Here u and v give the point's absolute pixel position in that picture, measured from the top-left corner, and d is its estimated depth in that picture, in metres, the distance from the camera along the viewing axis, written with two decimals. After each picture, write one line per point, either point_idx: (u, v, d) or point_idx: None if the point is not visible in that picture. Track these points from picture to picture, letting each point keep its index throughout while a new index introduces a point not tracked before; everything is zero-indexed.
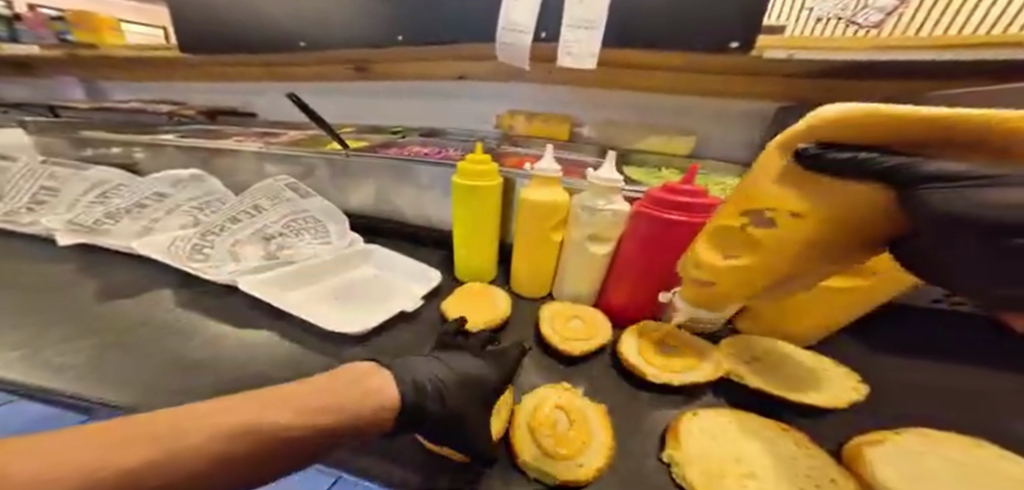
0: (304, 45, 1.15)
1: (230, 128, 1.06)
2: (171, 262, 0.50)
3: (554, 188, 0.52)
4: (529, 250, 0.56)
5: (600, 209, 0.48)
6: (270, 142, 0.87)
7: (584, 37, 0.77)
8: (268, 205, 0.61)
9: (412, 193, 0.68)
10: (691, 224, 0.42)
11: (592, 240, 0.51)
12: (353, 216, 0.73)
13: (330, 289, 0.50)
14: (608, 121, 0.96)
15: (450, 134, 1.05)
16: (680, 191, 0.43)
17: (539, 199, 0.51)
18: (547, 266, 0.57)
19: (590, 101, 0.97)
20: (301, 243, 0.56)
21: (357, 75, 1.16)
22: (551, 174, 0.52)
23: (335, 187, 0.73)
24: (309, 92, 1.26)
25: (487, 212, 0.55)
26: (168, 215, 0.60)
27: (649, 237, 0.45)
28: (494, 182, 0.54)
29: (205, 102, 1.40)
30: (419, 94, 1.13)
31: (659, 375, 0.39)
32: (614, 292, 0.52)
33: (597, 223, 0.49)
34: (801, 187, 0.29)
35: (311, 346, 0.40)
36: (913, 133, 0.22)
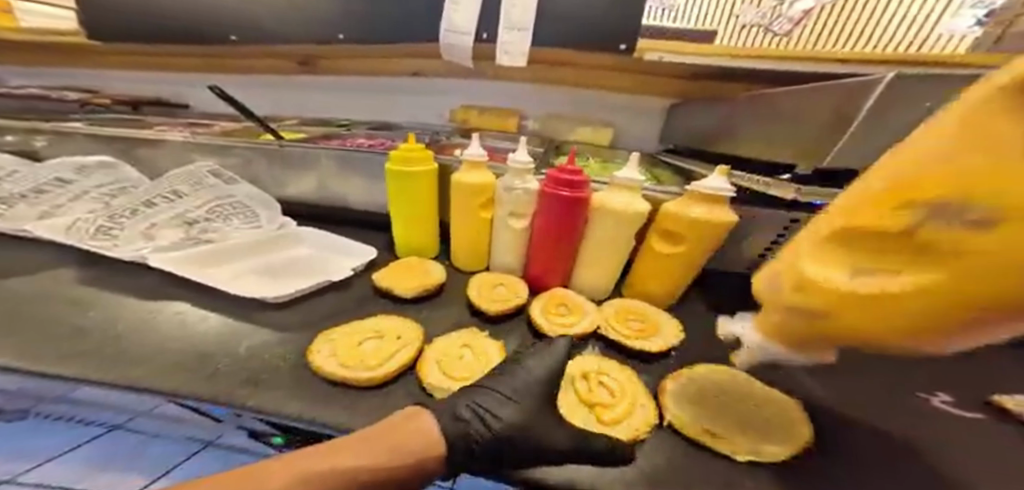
0: (236, 38, 1.09)
1: (154, 118, 1.01)
2: (73, 241, 0.49)
3: (480, 171, 0.56)
4: (462, 228, 0.60)
5: (515, 186, 0.53)
6: (198, 132, 0.84)
7: (516, 38, 0.82)
8: (189, 190, 0.60)
9: (347, 180, 0.69)
10: (580, 198, 0.49)
11: (512, 216, 0.56)
12: (289, 204, 0.73)
13: (255, 266, 0.51)
14: (549, 115, 1.02)
15: (397, 127, 1.07)
16: (568, 170, 0.50)
17: (463, 180, 0.55)
18: (479, 244, 0.61)
19: (529, 97, 1.03)
20: (228, 227, 0.57)
21: (303, 70, 1.14)
22: (477, 157, 0.56)
23: (269, 176, 0.73)
24: (249, 85, 1.21)
25: (419, 195, 0.58)
26: (73, 201, 0.58)
27: (549, 211, 0.52)
28: (427, 167, 0.57)
29: (128, 91, 1.30)
30: (364, 88, 1.14)
31: (552, 329, 0.46)
32: (531, 265, 0.58)
33: (514, 201, 0.54)
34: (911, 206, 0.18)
35: (225, 314, 0.41)
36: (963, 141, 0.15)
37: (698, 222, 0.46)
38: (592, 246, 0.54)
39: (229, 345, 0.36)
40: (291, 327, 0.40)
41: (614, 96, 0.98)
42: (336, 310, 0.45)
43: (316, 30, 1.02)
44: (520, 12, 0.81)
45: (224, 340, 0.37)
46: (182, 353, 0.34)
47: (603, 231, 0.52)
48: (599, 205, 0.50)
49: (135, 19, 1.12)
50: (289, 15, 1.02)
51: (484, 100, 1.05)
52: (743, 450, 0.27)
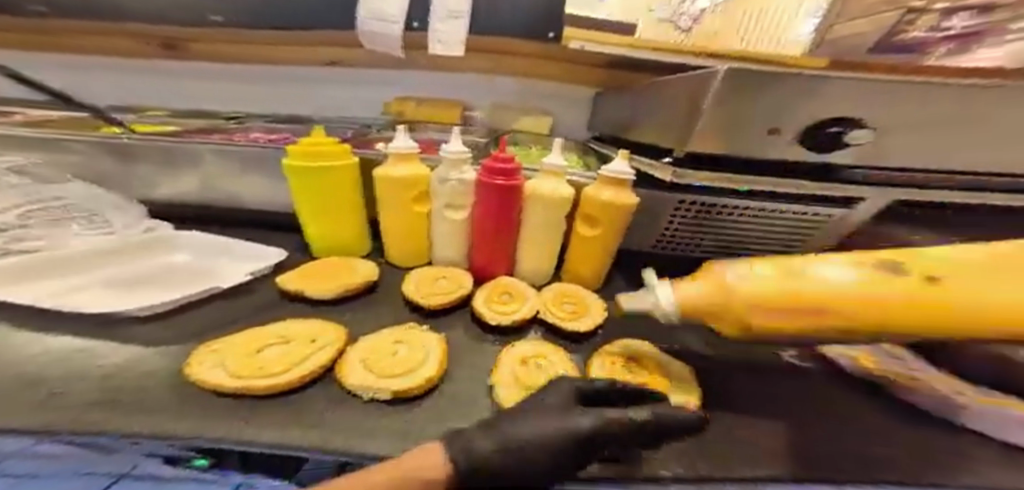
0: (90, 13, 0.89)
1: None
2: None
3: (411, 164, 0.54)
4: (394, 222, 0.58)
5: (452, 177, 0.52)
6: (46, 125, 0.69)
7: (454, 26, 0.83)
8: None
9: (254, 180, 0.62)
10: (512, 186, 0.51)
11: (449, 208, 0.56)
12: (176, 208, 0.65)
13: (104, 277, 0.45)
14: (488, 106, 1.02)
15: (320, 121, 0.97)
16: (502, 159, 0.51)
17: (392, 172, 0.53)
18: (415, 239, 0.59)
19: (462, 86, 1.01)
20: (55, 234, 0.49)
21: (197, 55, 0.99)
22: (409, 149, 0.54)
23: (149, 178, 0.63)
24: (125, 71, 1.01)
25: (331, 191, 0.54)
26: None
27: (485, 201, 0.52)
28: (345, 160, 0.54)
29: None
30: (272, 77, 1.02)
31: (494, 317, 0.47)
32: (472, 256, 0.59)
33: (450, 193, 0.54)
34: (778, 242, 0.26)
35: (87, 336, 0.35)
36: None
37: (607, 205, 0.50)
38: (529, 234, 0.56)
39: (95, 367, 0.31)
40: (177, 343, 0.36)
41: (545, 86, 1.01)
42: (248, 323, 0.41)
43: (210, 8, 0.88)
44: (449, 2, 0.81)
45: (89, 363, 0.31)
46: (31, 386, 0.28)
47: (538, 218, 0.54)
48: (531, 192, 0.53)
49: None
50: None
51: (416, 91, 1.01)
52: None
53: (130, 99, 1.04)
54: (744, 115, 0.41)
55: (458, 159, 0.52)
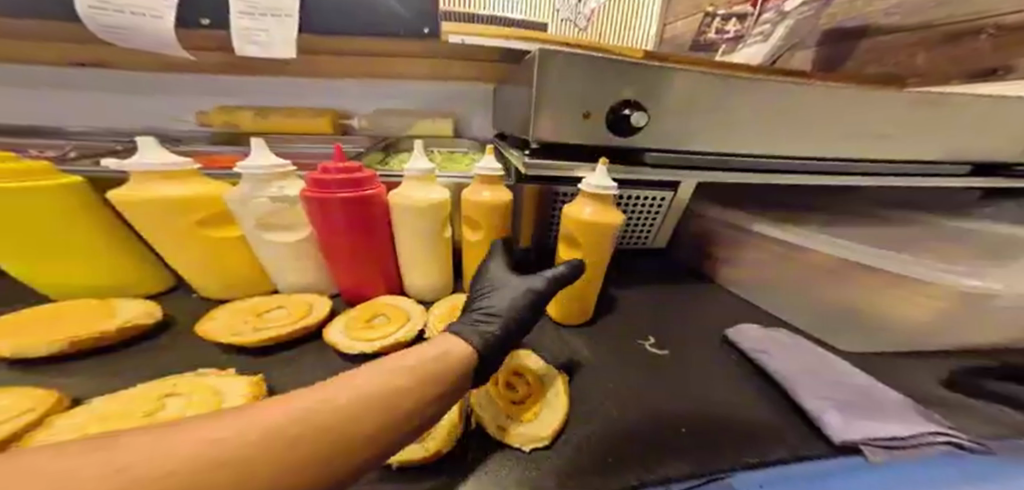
0: None
1: None
2: None
3: (181, 182, 0.43)
4: (189, 253, 0.48)
5: (257, 196, 0.44)
6: None
7: (273, 25, 0.64)
8: None
9: None
10: (362, 198, 0.47)
11: (264, 229, 0.48)
12: None
13: None
14: (376, 111, 0.94)
15: (163, 139, 0.80)
16: (342, 169, 0.46)
17: (149, 196, 0.41)
18: (233, 266, 0.51)
19: (343, 91, 0.92)
20: None
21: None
22: (183, 165, 0.43)
23: None
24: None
25: (66, 224, 0.41)
26: None
27: (330, 217, 0.47)
28: (67, 182, 0.40)
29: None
30: (76, 85, 0.79)
31: (350, 345, 0.43)
32: (339, 275, 0.54)
33: (263, 213, 0.46)
34: (488, 214, 0.53)
35: None
36: (478, 186, 0.52)
37: (485, 204, 0.52)
38: (403, 243, 0.54)
39: None
40: None
41: (436, 88, 0.97)
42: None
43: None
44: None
45: None
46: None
47: (407, 228, 0.52)
48: (398, 202, 0.50)
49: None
50: None
51: (282, 100, 0.89)
52: (524, 440, 0.31)
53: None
54: (571, 92, 0.45)
55: (253, 175, 0.44)
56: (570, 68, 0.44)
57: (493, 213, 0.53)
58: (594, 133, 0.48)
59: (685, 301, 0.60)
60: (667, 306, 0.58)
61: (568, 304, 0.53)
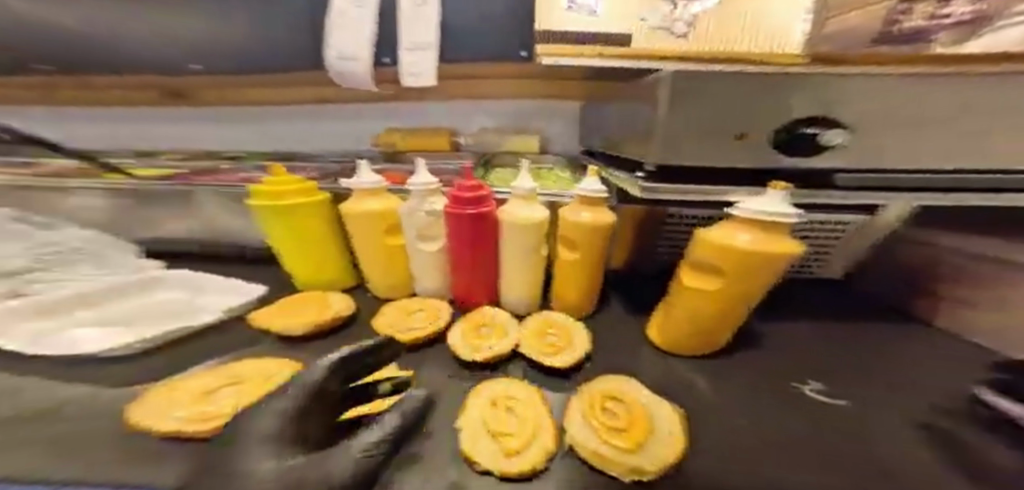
0: (108, 68, 0.93)
1: (15, 159, 0.87)
2: None
3: (377, 198, 0.54)
4: (369, 257, 0.57)
5: (413, 210, 0.52)
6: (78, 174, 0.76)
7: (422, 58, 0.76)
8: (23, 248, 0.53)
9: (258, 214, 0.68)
10: (485, 214, 0.49)
11: (421, 240, 0.55)
12: (189, 245, 0.70)
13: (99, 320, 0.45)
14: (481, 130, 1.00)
15: (317, 156, 0.98)
16: (469, 188, 0.50)
17: (354, 210, 0.52)
18: (396, 271, 0.59)
19: (456, 111, 1.00)
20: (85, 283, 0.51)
21: (211, 101, 1.02)
22: (376, 184, 0.54)
23: (164, 218, 0.69)
24: (137, 119, 1.05)
25: (311, 228, 0.55)
26: None
27: (458, 232, 0.51)
28: (319, 197, 0.55)
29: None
30: (267, 115, 1.03)
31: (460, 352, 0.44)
32: (457, 285, 0.57)
33: (417, 225, 0.53)
34: (589, 236, 0.48)
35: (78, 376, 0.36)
36: (579, 204, 0.48)
37: (587, 226, 0.47)
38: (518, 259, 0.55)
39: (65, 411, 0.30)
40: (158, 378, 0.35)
41: (539, 105, 0.98)
42: (189, 361, 0.40)
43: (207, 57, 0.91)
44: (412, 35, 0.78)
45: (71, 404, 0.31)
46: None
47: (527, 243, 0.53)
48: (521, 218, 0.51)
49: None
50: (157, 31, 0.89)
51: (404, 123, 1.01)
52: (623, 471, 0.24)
53: (145, 144, 1.09)
54: (719, 109, 0.38)
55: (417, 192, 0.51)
56: (701, 87, 0.37)
57: (594, 234, 0.48)
58: (746, 155, 0.40)
59: (865, 350, 0.46)
60: (823, 351, 0.46)
61: (690, 338, 0.44)
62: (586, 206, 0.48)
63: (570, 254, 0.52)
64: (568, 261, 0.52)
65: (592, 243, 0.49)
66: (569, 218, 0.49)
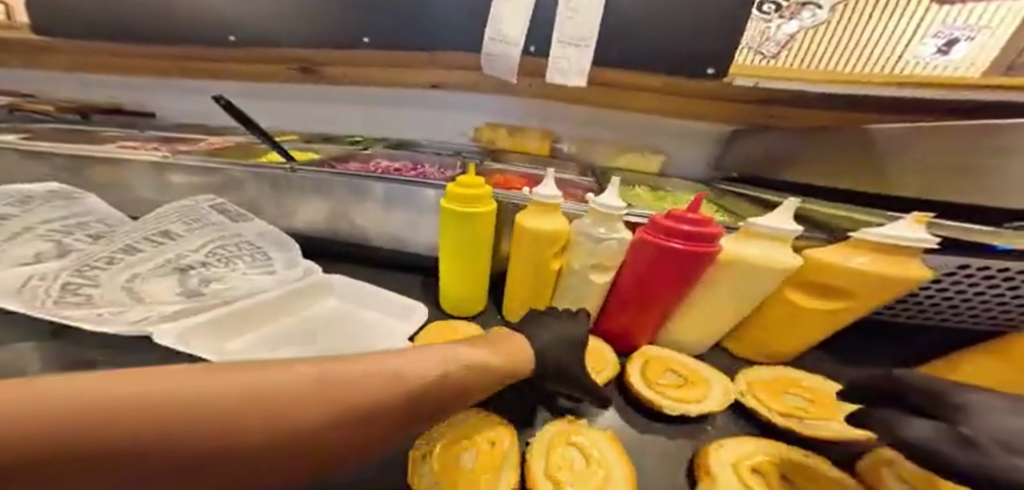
0: (232, 40, 0.87)
1: (117, 129, 0.84)
2: (18, 306, 0.33)
3: (551, 215, 0.51)
4: (524, 275, 0.54)
5: (596, 234, 0.47)
6: (189, 149, 0.73)
7: (574, 53, 0.65)
8: (185, 230, 0.50)
9: (380, 212, 0.62)
10: (701, 252, 0.42)
11: (594, 269, 0.50)
12: (301, 237, 0.65)
13: (277, 338, 0.40)
14: (584, 140, 0.92)
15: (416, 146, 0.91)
16: (683, 219, 0.43)
17: (539, 228, 0.49)
18: (543, 294, 0.55)
19: (565, 114, 0.91)
20: (236, 274, 0.46)
21: (303, 77, 0.95)
22: (554, 201, 0.50)
23: (279, 204, 0.65)
24: (223, 93, 1.00)
25: (477, 237, 0.54)
26: (12, 244, 0.43)
27: (654, 266, 0.45)
28: (488, 207, 0.53)
29: (73, 101, 1.04)
30: (361, 101, 0.96)
31: (674, 405, 0.39)
32: (614, 316, 0.52)
33: (597, 250, 0.48)
34: (863, 286, 0.41)
35: None
36: (861, 247, 0.41)
37: (868, 275, 0.40)
38: (702, 298, 0.49)
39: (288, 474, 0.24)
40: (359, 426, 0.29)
41: (657, 121, 0.89)
42: None
43: (307, 31, 0.84)
44: (580, 23, 0.63)
45: None
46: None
47: (725, 284, 0.47)
48: (729, 257, 0.45)
49: (88, 8, 0.91)
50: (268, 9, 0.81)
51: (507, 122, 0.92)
52: None
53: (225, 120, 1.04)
54: None
55: (605, 213, 0.47)
56: None
57: (870, 285, 0.41)
58: None
59: None
60: None
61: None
62: (869, 249, 0.41)
63: (815, 299, 0.45)
64: (808, 305, 0.45)
65: (863, 293, 0.42)
66: (840, 260, 0.42)
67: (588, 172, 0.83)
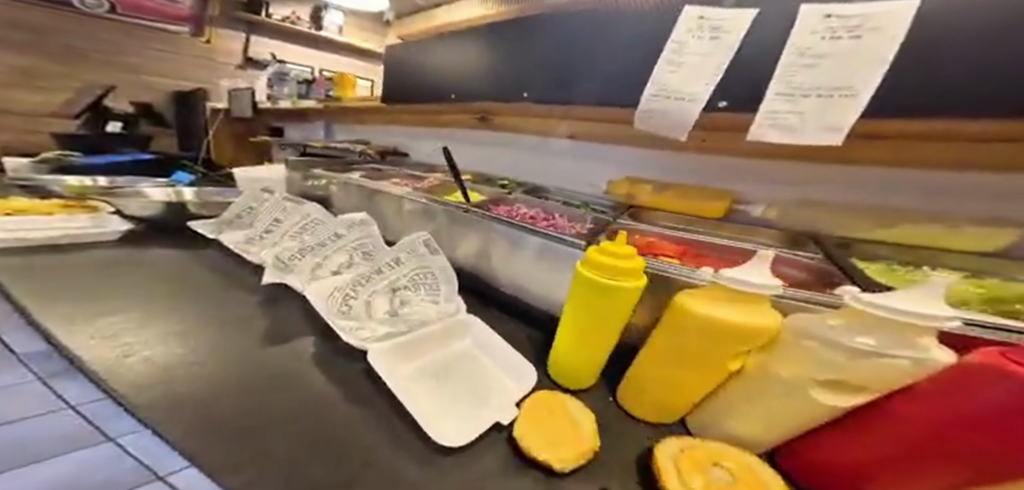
0: (455, 97, 1.18)
1: (386, 166, 1.27)
2: (325, 315, 0.55)
3: (741, 307, 0.36)
4: (680, 371, 0.41)
5: (849, 344, 0.29)
6: (415, 185, 1.01)
7: (815, 105, 0.42)
8: (406, 258, 0.63)
9: (526, 257, 0.66)
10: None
11: (825, 387, 0.31)
12: (465, 268, 0.79)
13: (438, 367, 0.49)
14: (797, 201, 0.65)
15: (557, 195, 0.95)
16: None
17: (721, 319, 0.35)
18: (698, 393, 0.42)
19: (760, 171, 0.68)
20: (421, 304, 0.57)
21: (479, 124, 1.17)
22: (758, 289, 0.34)
23: (455, 236, 0.80)
24: (437, 138, 1.34)
25: (618, 311, 0.44)
26: (325, 248, 0.67)
27: (989, 395, 0.21)
28: (637, 281, 0.43)
29: (366, 138, 1.61)
30: (533, 146, 1.06)
31: None
32: (843, 448, 0.31)
33: (847, 366, 0.30)
34: None
35: (395, 447, 0.38)
36: None
37: None
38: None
39: None
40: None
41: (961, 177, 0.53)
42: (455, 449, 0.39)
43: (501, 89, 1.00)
44: (833, 72, 0.42)
45: None
46: (309, 448, 0.35)
47: None
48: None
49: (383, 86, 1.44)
50: (487, 73, 1.07)
51: (678, 167, 0.79)
52: None
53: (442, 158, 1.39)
54: None
55: (865, 316, 0.29)
56: None
57: None
58: None
59: None
60: None
61: None
62: None
63: None
64: None
65: None
66: None
67: (807, 244, 0.57)
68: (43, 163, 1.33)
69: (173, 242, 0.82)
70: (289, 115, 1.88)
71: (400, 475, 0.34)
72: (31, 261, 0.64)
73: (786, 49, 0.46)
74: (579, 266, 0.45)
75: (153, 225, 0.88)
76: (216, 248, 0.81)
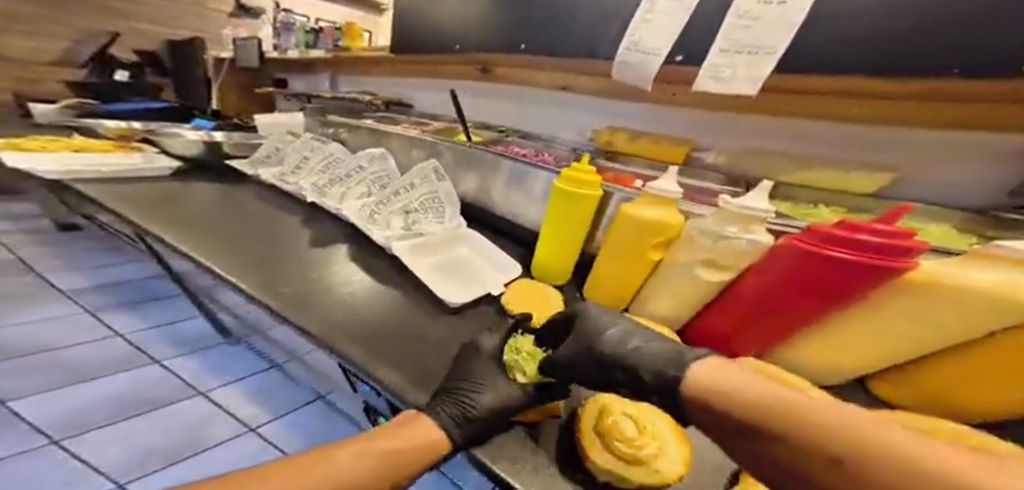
0: (460, 47, 1.26)
1: (395, 115, 1.36)
2: (359, 223, 0.71)
3: (663, 207, 0.50)
4: (618, 262, 0.56)
5: (720, 230, 0.44)
6: (422, 130, 1.11)
7: (741, 63, 0.52)
8: (418, 184, 0.76)
9: (519, 192, 0.80)
10: (866, 261, 0.33)
11: (706, 265, 0.46)
12: (466, 203, 0.92)
13: (443, 263, 0.65)
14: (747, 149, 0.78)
15: (549, 143, 1.06)
16: (864, 229, 0.34)
17: (647, 216, 0.49)
18: (632, 281, 0.56)
19: (716, 121, 0.80)
20: (429, 221, 0.71)
21: (482, 76, 1.25)
22: (669, 193, 0.49)
23: (458, 175, 0.93)
24: (441, 89, 1.41)
25: (580, 219, 0.59)
26: (351, 179, 0.81)
27: (785, 265, 0.38)
28: (595, 192, 0.57)
29: (373, 89, 1.67)
30: (531, 97, 1.15)
31: None
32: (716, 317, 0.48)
33: (717, 246, 0.44)
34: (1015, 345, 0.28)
35: (414, 310, 0.54)
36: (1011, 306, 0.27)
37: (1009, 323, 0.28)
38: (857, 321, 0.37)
39: (413, 347, 0.47)
40: (446, 339, 0.49)
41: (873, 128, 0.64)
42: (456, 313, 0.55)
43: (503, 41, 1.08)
44: (760, 33, 0.51)
45: (412, 342, 0.48)
46: (354, 313, 0.52)
47: (889, 306, 0.34)
48: (927, 280, 0.31)
49: (391, 36, 1.48)
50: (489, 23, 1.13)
51: (654, 118, 0.90)
52: None
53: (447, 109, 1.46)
54: None
55: (733, 212, 0.43)
56: None
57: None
58: None
59: None
60: None
61: None
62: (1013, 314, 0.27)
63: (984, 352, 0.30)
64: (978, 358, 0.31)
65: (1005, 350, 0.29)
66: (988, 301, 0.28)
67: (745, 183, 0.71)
68: (68, 109, 1.41)
69: (215, 178, 0.95)
70: (296, 66, 1.92)
71: (422, 329, 0.50)
72: (110, 189, 0.78)
73: (730, 12, 0.53)
74: (554, 185, 0.59)
75: (192, 163, 1.01)
76: (252, 183, 0.94)
